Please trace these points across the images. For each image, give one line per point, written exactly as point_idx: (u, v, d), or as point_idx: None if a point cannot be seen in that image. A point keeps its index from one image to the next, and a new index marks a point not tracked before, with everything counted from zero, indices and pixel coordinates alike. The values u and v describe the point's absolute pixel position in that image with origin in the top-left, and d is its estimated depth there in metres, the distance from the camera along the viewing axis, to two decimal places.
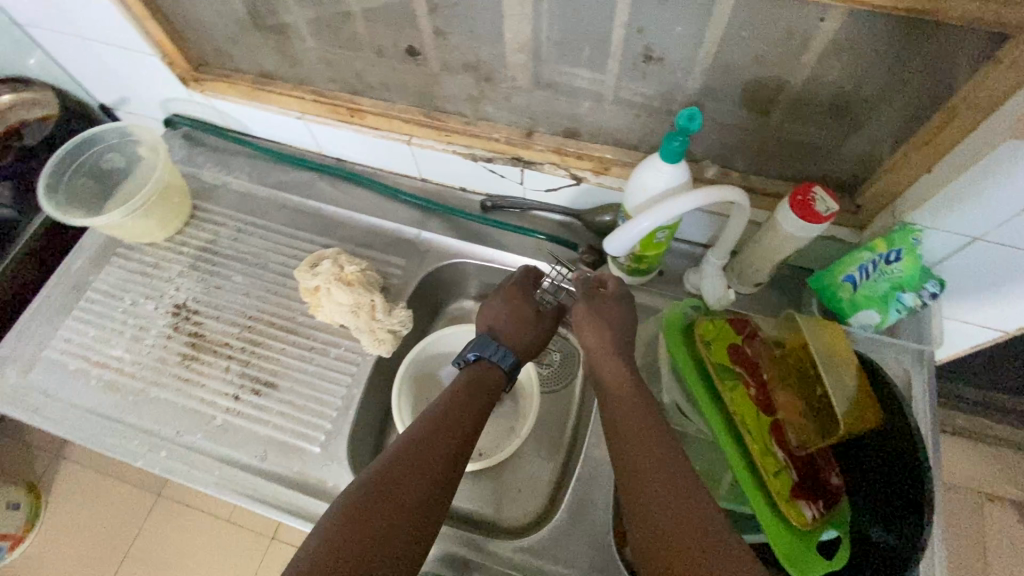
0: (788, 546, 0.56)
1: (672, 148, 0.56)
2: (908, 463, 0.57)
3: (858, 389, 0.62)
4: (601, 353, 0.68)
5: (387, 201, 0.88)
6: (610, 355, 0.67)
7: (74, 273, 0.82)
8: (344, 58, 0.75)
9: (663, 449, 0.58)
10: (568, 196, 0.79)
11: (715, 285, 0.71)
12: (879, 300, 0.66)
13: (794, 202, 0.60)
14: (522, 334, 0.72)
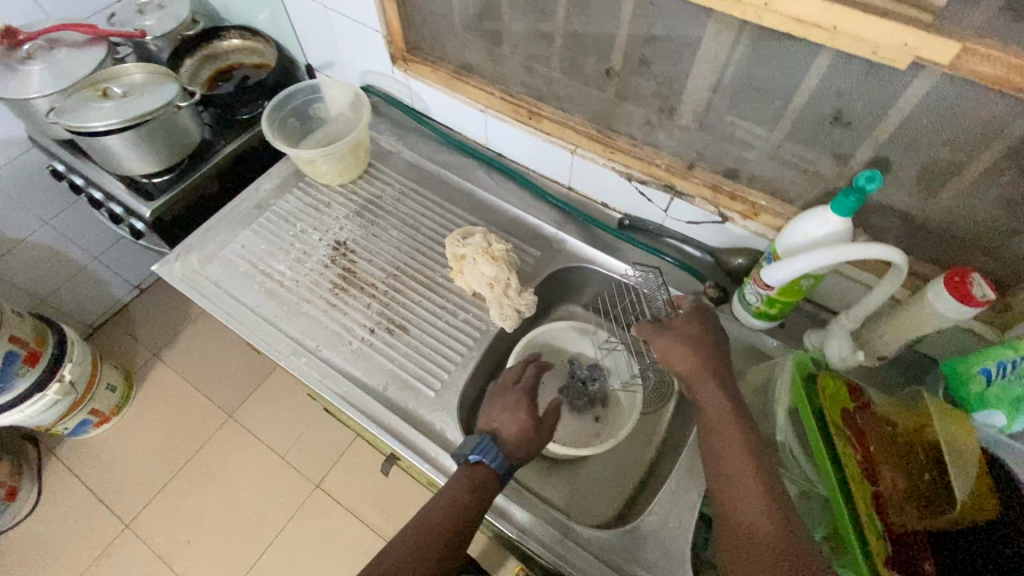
0: None
1: (846, 203, 0.60)
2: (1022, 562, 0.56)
3: (979, 477, 0.60)
4: (697, 376, 0.65)
5: (533, 199, 0.96)
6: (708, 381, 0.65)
7: (261, 193, 0.95)
8: (543, 67, 0.84)
9: (762, 479, 0.57)
10: (706, 233, 0.84)
11: (841, 346, 0.73)
12: (1010, 402, 0.63)
13: (951, 283, 0.62)
14: (520, 431, 0.68)
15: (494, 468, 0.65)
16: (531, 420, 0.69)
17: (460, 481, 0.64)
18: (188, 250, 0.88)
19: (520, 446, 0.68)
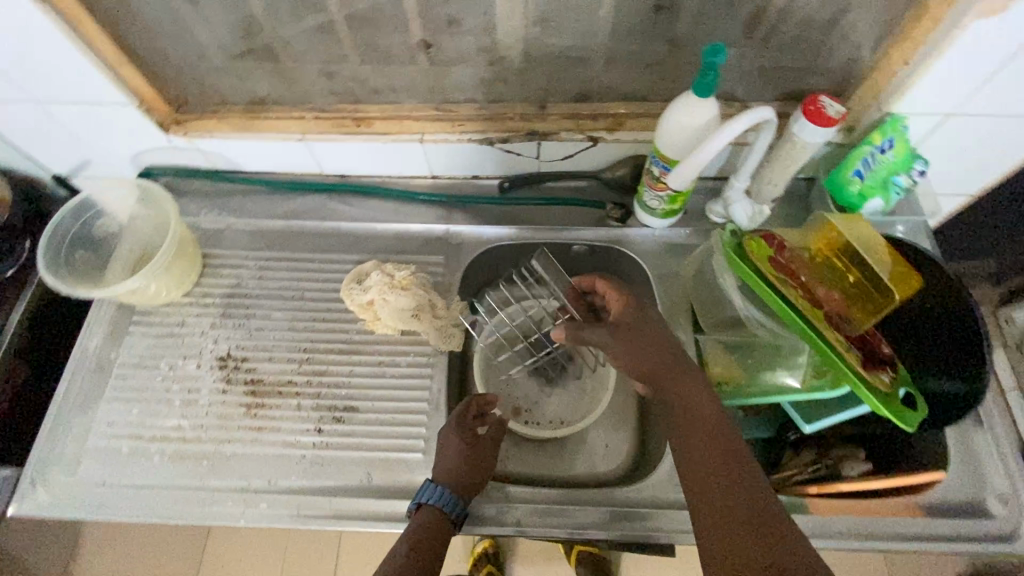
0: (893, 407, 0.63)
1: (705, 82, 0.61)
2: (957, 316, 0.68)
3: (895, 263, 0.70)
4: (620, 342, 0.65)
5: (403, 205, 0.86)
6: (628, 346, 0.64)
7: (92, 352, 0.75)
8: (345, 67, 0.73)
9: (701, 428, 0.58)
10: (584, 160, 0.82)
11: (744, 208, 0.78)
12: (882, 187, 0.75)
13: (808, 113, 0.66)
14: (459, 470, 0.65)
15: (438, 521, 0.62)
16: (475, 452, 0.67)
17: (408, 530, 0.60)
18: (42, 466, 0.68)
19: (465, 483, 0.65)
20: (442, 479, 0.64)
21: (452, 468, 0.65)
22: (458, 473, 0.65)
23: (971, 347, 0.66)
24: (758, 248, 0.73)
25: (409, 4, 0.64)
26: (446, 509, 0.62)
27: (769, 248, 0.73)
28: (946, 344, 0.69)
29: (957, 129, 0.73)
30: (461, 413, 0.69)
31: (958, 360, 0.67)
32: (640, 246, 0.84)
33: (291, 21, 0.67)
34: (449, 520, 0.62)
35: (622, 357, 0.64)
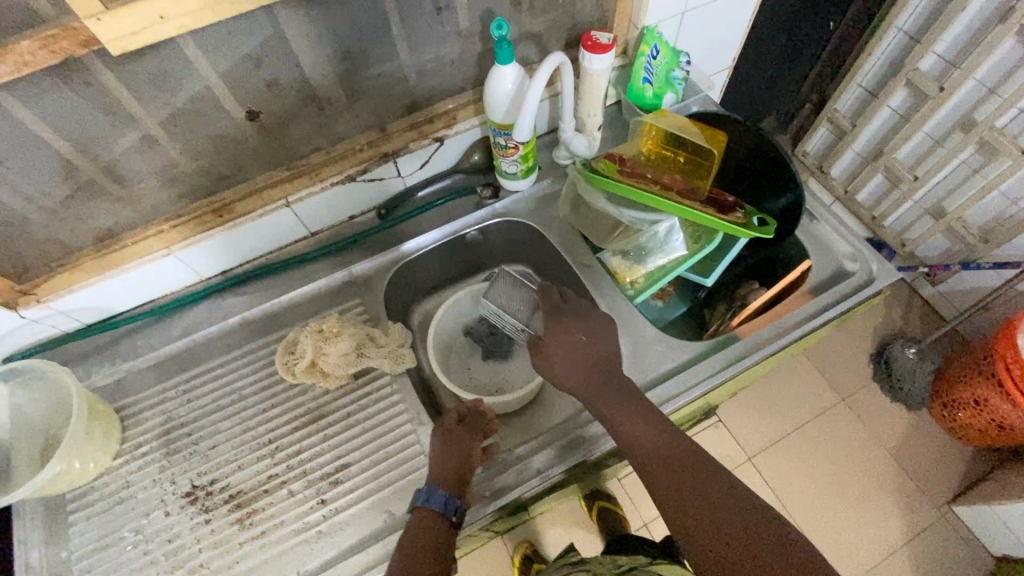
0: (753, 232, 0.80)
1: (504, 50, 0.71)
2: (764, 147, 0.85)
3: (702, 131, 0.87)
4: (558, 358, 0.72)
5: (298, 270, 0.87)
6: (567, 357, 0.72)
7: (39, 563, 0.67)
8: (186, 167, 0.74)
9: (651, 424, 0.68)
10: (439, 161, 0.91)
11: (581, 142, 0.90)
12: (667, 83, 0.92)
13: (589, 47, 0.80)
14: (448, 469, 0.68)
15: (436, 521, 0.64)
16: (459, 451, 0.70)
17: (407, 540, 0.63)
18: None
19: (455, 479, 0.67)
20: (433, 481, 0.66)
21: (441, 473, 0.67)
22: (447, 473, 0.67)
23: (782, 164, 0.84)
24: (607, 166, 0.85)
25: (224, 85, 0.67)
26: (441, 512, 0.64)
27: (614, 164, 0.86)
28: (767, 171, 0.87)
29: (695, 20, 0.93)
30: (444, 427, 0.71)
31: (780, 177, 0.85)
32: (519, 207, 0.94)
33: (114, 143, 0.66)
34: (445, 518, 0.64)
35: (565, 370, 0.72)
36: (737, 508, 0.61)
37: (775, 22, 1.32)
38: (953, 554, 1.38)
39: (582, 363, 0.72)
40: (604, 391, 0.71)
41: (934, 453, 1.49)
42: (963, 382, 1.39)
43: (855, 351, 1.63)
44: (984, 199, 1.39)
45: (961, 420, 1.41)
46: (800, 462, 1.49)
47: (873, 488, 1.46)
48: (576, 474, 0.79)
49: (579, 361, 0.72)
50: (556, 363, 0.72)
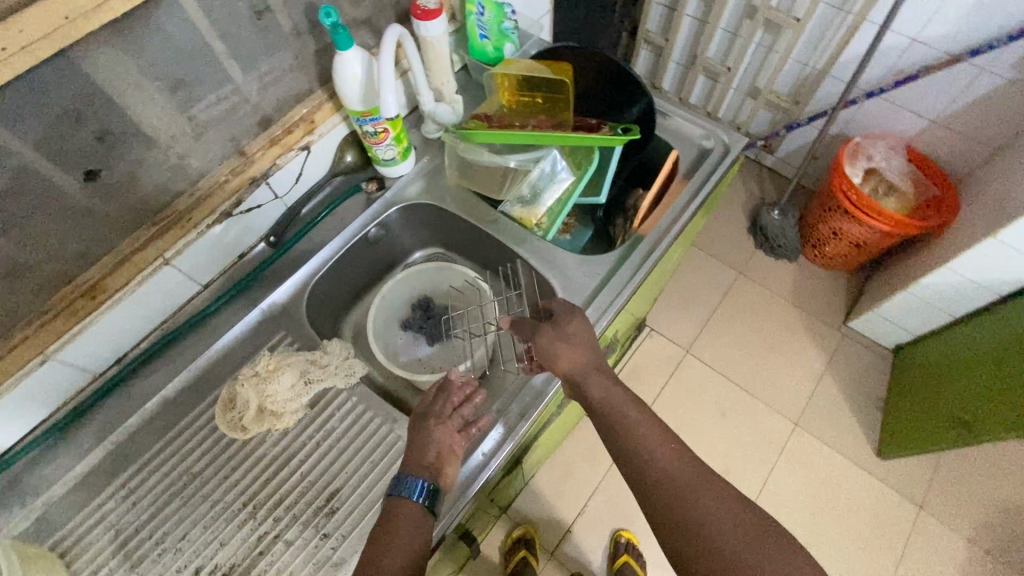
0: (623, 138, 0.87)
1: (341, 35, 0.71)
2: (606, 64, 0.94)
3: (549, 66, 0.93)
4: (559, 345, 0.70)
5: (206, 327, 0.80)
6: (568, 346, 0.70)
7: None
8: (35, 255, 0.64)
9: (650, 426, 0.65)
10: (312, 170, 0.88)
11: (445, 110, 0.92)
12: (502, 36, 0.96)
13: (421, 15, 0.82)
14: (419, 452, 0.65)
15: (405, 508, 0.61)
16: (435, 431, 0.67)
17: (374, 530, 0.60)
18: None
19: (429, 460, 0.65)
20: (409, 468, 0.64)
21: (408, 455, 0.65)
22: (416, 454, 0.65)
23: (625, 74, 0.93)
24: (478, 125, 0.89)
25: (47, 149, 0.59)
26: (408, 497, 0.61)
27: (483, 121, 0.90)
28: (615, 86, 0.95)
29: None
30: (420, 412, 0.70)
31: (626, 88, 0.94)
32: (408, 191, 0.94)
33: None
34: (414, 503, 0.61)
35: (565, 358, 0.69)
36: (749, 531, 0.57)
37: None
38: (862, 361, 1.64)
39: (583, 355, 0.70)
40: (608, 390, 0.68)
41: (820, 287, 1.75)
42: (820, 221, 1.63)
43: (735, 228, 1.85)
44: (784, 68, 1.64)
45: (829, 252, 1.67)
46: (726, 337, 1.67)
47: (788, 333, 1.68)
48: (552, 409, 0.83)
49: (579, 348, 0.70)
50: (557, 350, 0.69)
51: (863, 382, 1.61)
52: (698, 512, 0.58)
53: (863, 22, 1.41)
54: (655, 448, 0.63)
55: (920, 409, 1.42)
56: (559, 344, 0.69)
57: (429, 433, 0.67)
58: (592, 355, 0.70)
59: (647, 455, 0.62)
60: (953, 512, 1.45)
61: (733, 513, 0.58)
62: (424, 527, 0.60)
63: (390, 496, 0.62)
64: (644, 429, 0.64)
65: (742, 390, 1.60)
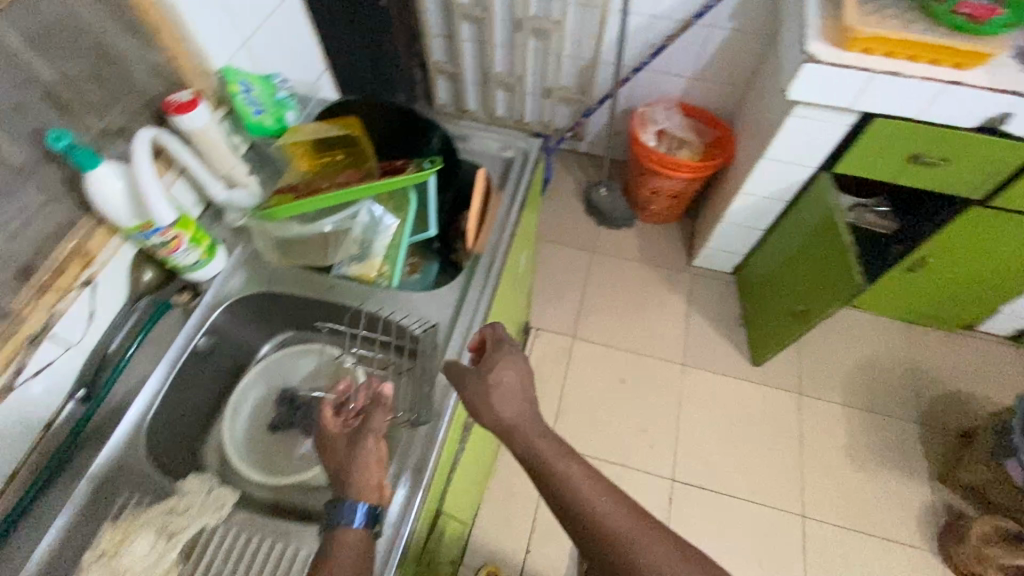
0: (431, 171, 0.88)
1: (80, 154, 0.66)
2: (390, 108, 0.96)
3: (336, 124, 0.93)
4: (492, 407, 0.72)
5: (26, 523, 0.68)
6: (500, 407, 0.72)
7: None
8: None
9: (590, 476, 0.69)
10: (106, 304, 0.78)
11: (242, 194, 0.88)
12: (279, 105, 0.95)
13: (176, 109, 0.78)
14: (364, 479, 0.65)
15: (355, 538, 0.62)
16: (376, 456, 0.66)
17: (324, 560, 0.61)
18: None
19: (373, 485, 0.65)
20: (351, 496, 0.64)
21: (351, 480, 0.65)
22: (359, 479, 0.65)
23: (412, 114, 0.96)
24: (284, 199, 0.85)
25: None
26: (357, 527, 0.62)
27: (288, 195, 0.86)
28: (407, 126, 0.97)
29: (259, 46, 0.99)
30: (350, 435, 0.68)
31: (418, 124, 0.97)
32: (229, 289, 0.88)
33: None
34: (364, 531, 0.63)
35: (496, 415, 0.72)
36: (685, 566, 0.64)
37: (343, 19, 1.48)
38: (713, 290, 1.88)
39: (515, 412, 0.73)
40: (547, 443, 0.71)
41: (660, 241, 1.97)
42: (639, 185, 1.86)
43: (575, 216, 2.04)
44: (564, 65, 1.82)
45: (654, 209, 1.92)
46: (603, 312, 1.83)
47: (649, 290, 1.88)
48: (451, 446, 0.83)
49: (512, 404, 0.73)
50: (490, 404, 0.72)
51: (720, 307, 1.84)
52: (639, 562, 0.64)
53: (609, 12, 1.61)
54: (595, 499, 0.67)
55: (758, 311, 1.71)
56: (490, 398, 0.72)
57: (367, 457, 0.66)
58: (523, 408, 0.73)
59: (588, 505, 0.67)
60: (823, 382, 1.71)
61: (672, 562, 0.64)
62: (370, 552, 0.62)
63: (339, 525, 0.63)
64: (587, 483, 0.68)
65: (632, 352, 1.75)
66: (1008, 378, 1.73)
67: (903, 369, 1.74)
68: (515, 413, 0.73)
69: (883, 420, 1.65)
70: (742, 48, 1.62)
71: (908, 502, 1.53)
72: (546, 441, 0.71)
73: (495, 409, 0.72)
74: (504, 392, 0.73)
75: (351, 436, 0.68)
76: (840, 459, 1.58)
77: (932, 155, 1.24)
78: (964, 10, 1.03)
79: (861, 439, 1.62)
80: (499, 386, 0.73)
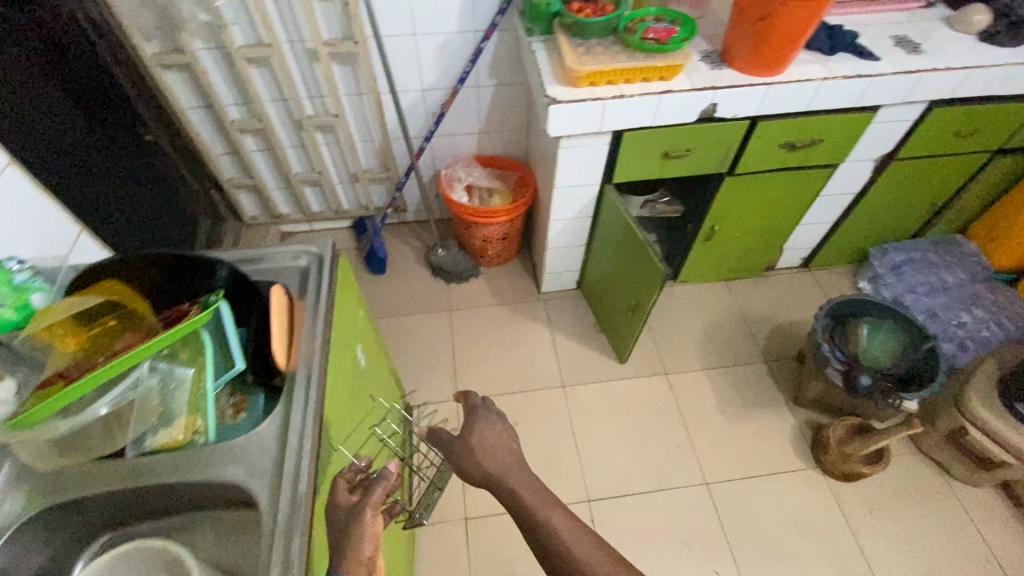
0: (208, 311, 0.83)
1: None
2: (156, 258, 0.90)
3: (94, 293, 0.84)
4: (486, 455, 0.87)
5: None
6: (495, 454, 0.88)
7: None
8: None
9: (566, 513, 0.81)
10: None
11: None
12: (22, 289, 0.87)
13: None
14: (360, 553, 0.68)
15: None
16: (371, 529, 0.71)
17: None
18: None
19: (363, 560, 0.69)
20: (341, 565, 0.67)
21: (347, 555, 0.68)
22: (353, 551, 0.68)
23: (183, 257, 0.90)
24: (43, 395, 0.75)
25: None
26: None
27: (50, 387, 0.77)
28: (183, 269, 0.92)
29: None
30: (353, 511, 0.72)
31: (194, 265, 0.91)
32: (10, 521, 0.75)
33: None
34: None
35: (486, 457, 0.87)
36: None
37: (111, 174, 1.42)
38: (567, 308, 2.02)
39: (505, 457, 0.88)
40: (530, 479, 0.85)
41: (509, 280, 2.07)
42: (469, 236, 1.97)
43: (423, 282, 2.08)
44: (359, 151, 1.90)
45: (491, 253, 2.02)
46: (476, 364, 1.86)
47: (512, 328, 1.96)
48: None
49: (506, 451, 0.89)
50: (475, 458, 0.87)
51: (578, 321, 1.98)
52: None
53: (379, 95, 1.71)
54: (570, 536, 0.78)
55: (606, 314, 1.87)
56: (484, 452, 0.88)
57: (364, 532, 0.70)
58: (515, 455, 0.89)
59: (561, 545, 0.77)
60: (681, 357, 1.89)
61: None
62: None
63: None
64: (563, 519, 0.80)
65: (514, 392, 1.80)
66: (813, 299, 2.05)
67: (738, 321, 1.99)
68: (497, 462, 0.87)
69: (738, 368, 1.86)
70: (509, 97, 1.80)
71: (781, 433, 1.71)
72: (526, 480, 0.85)
73: (481, 460, 0.87)
74: (500, 443, 0.89)
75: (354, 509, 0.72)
76: (717, 418, 1.74)
77: (674, 148, 1.47)
78: (651, 36, 1.27)
79: (727, 394, 1.80)
80: (488, 440, 0.89)
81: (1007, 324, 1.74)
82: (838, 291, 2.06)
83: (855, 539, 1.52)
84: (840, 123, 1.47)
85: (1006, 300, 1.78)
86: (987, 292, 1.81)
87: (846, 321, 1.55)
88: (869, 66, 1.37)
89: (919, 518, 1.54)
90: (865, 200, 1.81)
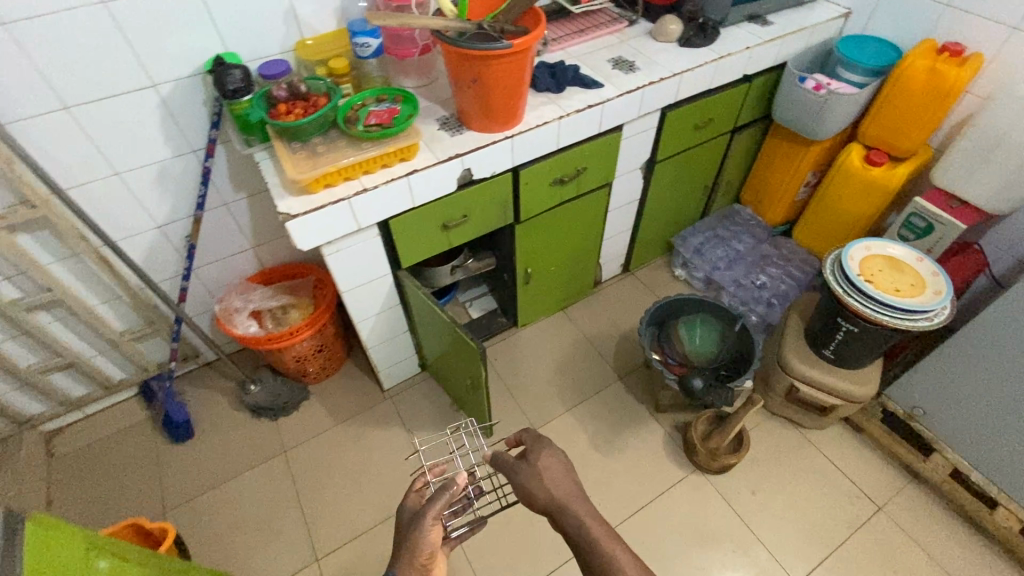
0: None
1: None
2: None
3: None
4: (557, 493, 0.92)
5: None
6: (559, 487, 0.93)
7: None
8: None
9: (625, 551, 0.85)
10: None
11: None
12: None
13: None
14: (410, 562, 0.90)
15: None
16: (430, 531, 0.92)
17: None
18: None
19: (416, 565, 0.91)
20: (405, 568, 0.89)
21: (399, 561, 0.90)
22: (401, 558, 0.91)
23: None
24: None
25: None
26: None
27: None
28: None
29: None
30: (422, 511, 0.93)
31: None
32: None
33: None
34: None
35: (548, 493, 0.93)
36: None
37: None
38: (417, 397, 1.82)
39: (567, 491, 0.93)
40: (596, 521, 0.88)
41: (345, 390, 1.83)
42: (279, 360, 1.70)
43: (244, 428, 1.76)
44: (104, 314, 1.57)
45: (314, 368, 1.77)
46: (332, 503, 1.60)
47: (363, 443, 1.72)
48: None
49: (571, 480, 0.95)
50: (542, 484, 0.93)
51: (430, 405, 1.81)
52: None
53: (99, 250, 1.42)
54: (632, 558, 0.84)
55: (456, 392, 1.71)
56: (546, 480, 0.94)
57: (421, 537, 0.91)
58: (575, 486, 0.94)
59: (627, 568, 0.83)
60: (545, 405, 1.82)
61: None
62: None
63: None
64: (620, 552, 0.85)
65: (382, 519, 1.57)
66: (646, 301, 2.11)
67: (587, 347, 1.98)
68: (564, 489, 0.93)
69: (599, 396, 1.83)
70: (267, 205, 1.60)
71: (656, 448, 1.70)
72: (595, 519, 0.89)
73: (547, 487, 0.93)
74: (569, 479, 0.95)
75: (420, 512, 0.94)
76: (593, 456, 1.68)
77: (453, 217, 1.40)
78: (374, 121, 1.19)
79: (597, 427, 1.75)
80: (553, 471, 0.95)
81: (796, 274, 1.91)
82: (663, 286, 2.15)
83: (748, 527, 1.53)
84: (595, 148, 1.52)
85: (789, 252, 1.97)
86: (773, 249, 1.99)
87: (665, 325, 1.59)
88: (596, 94, 1.42)
89: (793, 482, 1.60)
90: (650, 201, 1.90)
